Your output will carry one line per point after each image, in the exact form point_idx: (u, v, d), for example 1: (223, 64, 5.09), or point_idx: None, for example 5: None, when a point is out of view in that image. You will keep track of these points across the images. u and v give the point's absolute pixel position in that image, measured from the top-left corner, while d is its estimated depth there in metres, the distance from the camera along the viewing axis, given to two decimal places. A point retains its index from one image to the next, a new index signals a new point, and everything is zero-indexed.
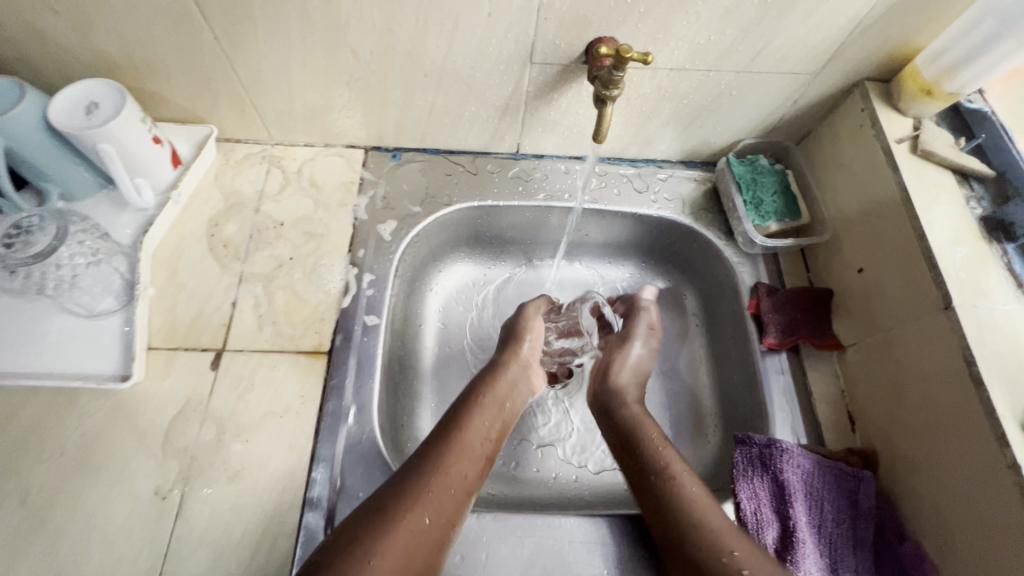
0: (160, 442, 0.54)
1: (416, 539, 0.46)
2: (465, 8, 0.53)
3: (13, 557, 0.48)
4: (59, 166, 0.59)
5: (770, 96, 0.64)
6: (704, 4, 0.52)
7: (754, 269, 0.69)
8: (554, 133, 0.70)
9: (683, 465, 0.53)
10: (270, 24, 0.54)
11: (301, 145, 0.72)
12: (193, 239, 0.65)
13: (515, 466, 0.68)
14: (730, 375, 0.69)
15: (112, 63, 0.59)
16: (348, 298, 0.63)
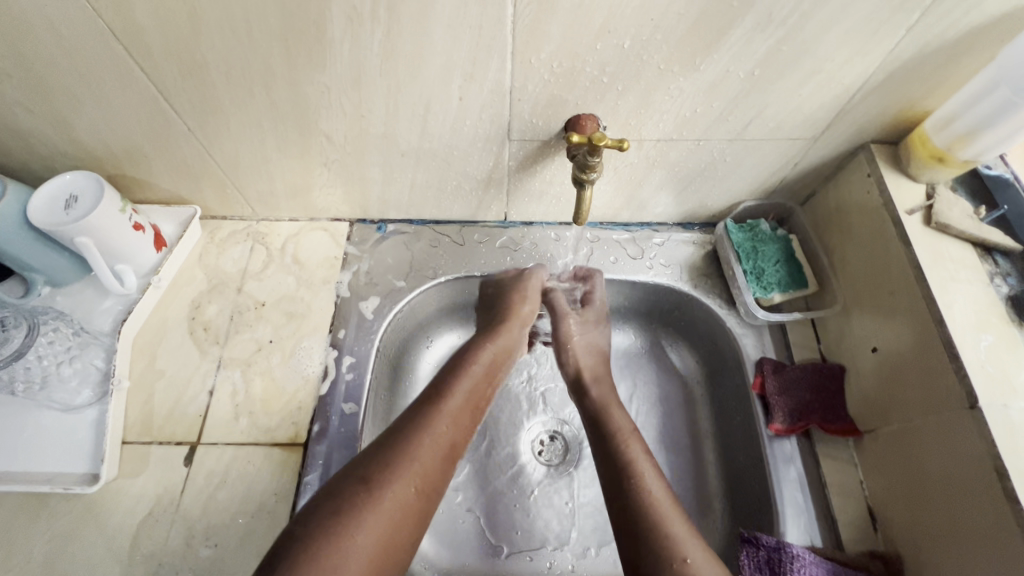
0: (128, 546, 0.52)
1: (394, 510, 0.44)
2: (434, 94, 0.51)
3: None
4: (41, 257, 0.59)
5: (768, 161, 0.60)
6: (685, 80, 0.49)
7: (759, 341, 0.64)
8: (541, 201, 0.67)
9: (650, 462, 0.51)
10: (241, 114, 0.53)
11: (286, 220, 0.71)
12: (174, 324, 0.64)
13: (506, 554, 0.65)
14: (736, 457, 0.63)
15: (93, 155, 0.59)
16: (327, 383, 0.61)
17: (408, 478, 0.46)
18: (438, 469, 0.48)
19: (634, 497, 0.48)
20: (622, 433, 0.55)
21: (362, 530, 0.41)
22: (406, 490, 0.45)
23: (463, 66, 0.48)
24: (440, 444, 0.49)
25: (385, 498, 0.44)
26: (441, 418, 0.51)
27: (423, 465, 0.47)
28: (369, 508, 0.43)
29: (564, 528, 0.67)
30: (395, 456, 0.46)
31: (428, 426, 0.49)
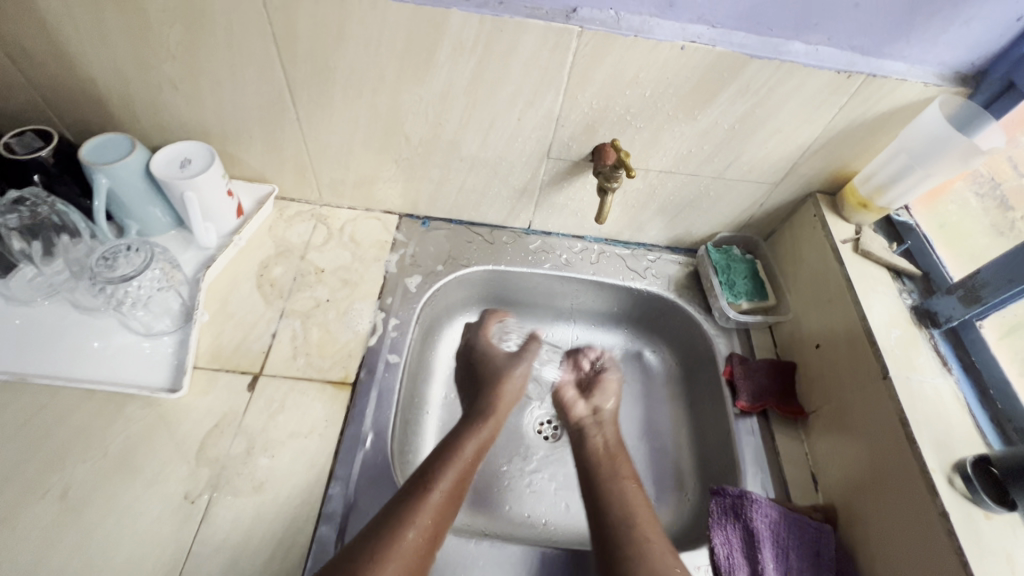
0: (195, 451, 0.60)
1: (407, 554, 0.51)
2: (500, 114, 0.67)
3: (51, 542, 0.53)
4: (145, 207, 0.71)
5: (741, 198, 0.79)
6: (685, 126, 0.67)
7: (729, 341, 0.79)
8: (561, 214, 0.83)
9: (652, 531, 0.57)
10: (345, 110, 0.68)
11: (345, 208, 0.84)
12: (245, 277, 0.75)
13: (508, 509, 0.74)
14: (708, 439, 0.77)
15: (206, 130, 0.72)
16: (374, 337, 0.72)
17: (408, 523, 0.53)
18: (441, 519, 0.55)
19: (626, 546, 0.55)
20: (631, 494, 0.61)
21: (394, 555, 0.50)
22: (408, 533, 0.52)
23: (527, 95, 0.65)
24: (451, 490, 0.58)
25: (395, 538, 0.51)
26: (449, 471, 0.59)
27: (433, 511, 0.55)
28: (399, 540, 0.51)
29: (561, 491, 0.77)
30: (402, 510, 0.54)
31: (437, 481, 0.58)
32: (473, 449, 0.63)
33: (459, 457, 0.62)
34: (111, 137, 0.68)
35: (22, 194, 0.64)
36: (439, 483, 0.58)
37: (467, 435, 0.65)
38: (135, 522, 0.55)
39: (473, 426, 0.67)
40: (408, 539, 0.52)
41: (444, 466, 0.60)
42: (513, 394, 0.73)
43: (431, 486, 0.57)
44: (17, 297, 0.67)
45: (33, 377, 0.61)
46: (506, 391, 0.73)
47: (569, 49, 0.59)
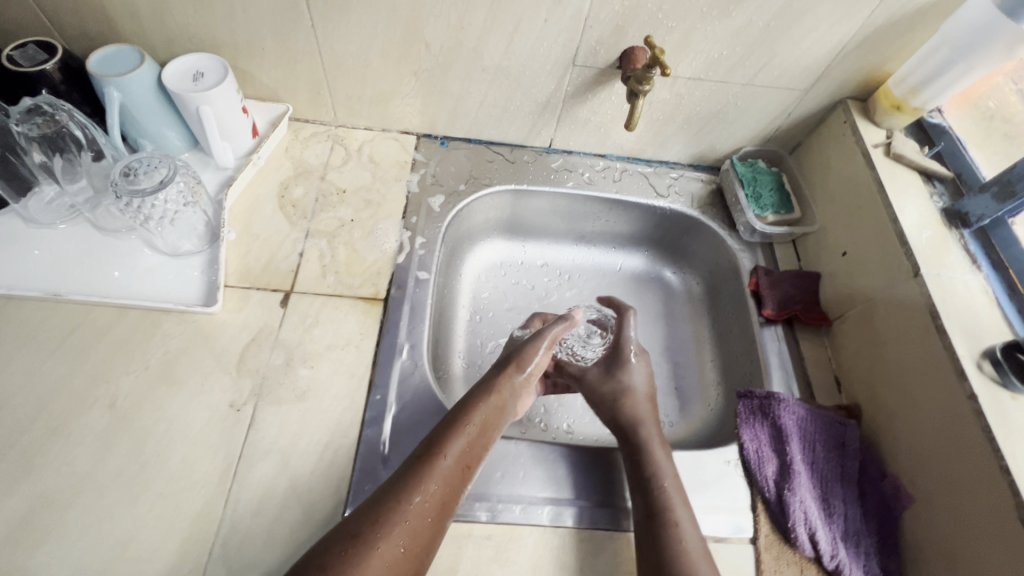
0: (236, 363, 0.60)
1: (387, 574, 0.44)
2: (526, 15, 0.64)
3: (106, 448, 0.54)
4: (160, 126, 0.69)
5: (769, 107, 0.77)
6: (719, 25, 0.65)
7: (753, 255, 0.79)
8: (584, 130, 0.81)
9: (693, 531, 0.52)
10: (363, 15, 0.65)
11: (362, 129, 0.82)
12: (267, 199, 0.73)
13: (539, 421, 0.77)
14: (732, 349, 0.78)
15: (217, 42, 0.69)
16: (402, 255, 0.71)
17: (395, 538, 0.45)
18: (431, 529, 0.48)
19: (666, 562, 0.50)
20: (678, 517, 0.53)
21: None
22: (394, 551, 0.45)
23: None
24: (429, 508, 0.48)
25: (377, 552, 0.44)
26: (437, 474, 0.50)
27: (419, 524, 0.47)
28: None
29: (588, 405, 0.80)
30: (384, 522, 0.46)
31: (424, 487, 0.49)
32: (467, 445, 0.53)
33: (428, 479, 0.49)
34: (120, 49, 0.65)
35: (38, 101, 0.60)
36: (430, 491, 0.49)
37: (447, 442, 0.52)
38: (185, 429, 0.56)
39: (454, 428, 0.54)
40: (386, 558, 0.44)
41: (434, 465, 0.50)
42: (509, 397, 0.59)
43: (421, 492, 0.48)
44: (38, 220, 0.66)
45: (67, 295, 0.61)
46: (512, 374, 0.61)
47: None
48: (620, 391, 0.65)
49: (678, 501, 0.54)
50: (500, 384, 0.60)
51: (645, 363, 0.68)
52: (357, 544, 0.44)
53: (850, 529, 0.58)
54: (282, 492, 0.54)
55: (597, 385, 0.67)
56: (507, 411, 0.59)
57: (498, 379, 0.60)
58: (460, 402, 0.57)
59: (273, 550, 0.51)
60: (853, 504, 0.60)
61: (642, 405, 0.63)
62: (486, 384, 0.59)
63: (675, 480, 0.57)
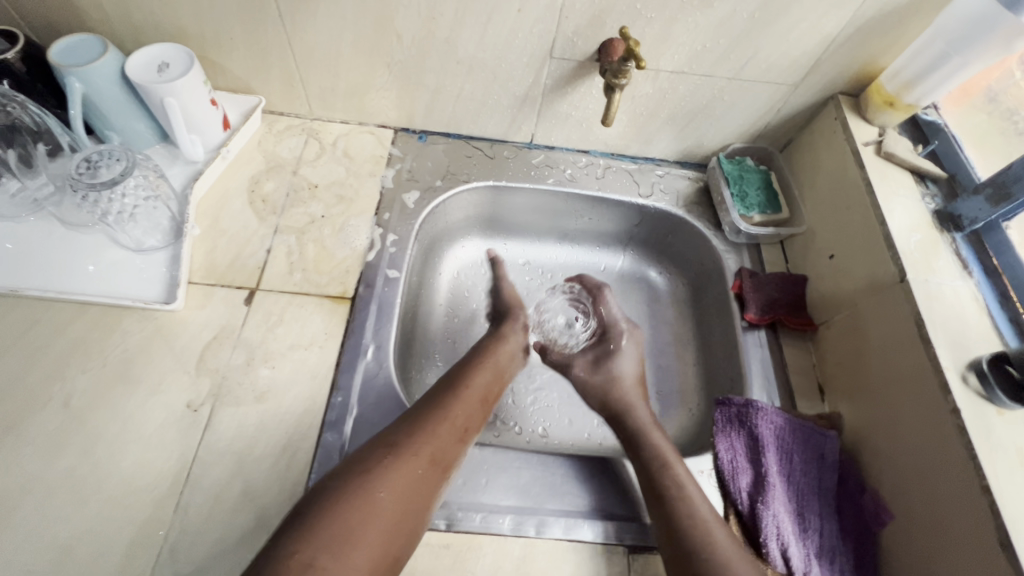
0: (195, 362, 0.59)
1: (397, 510, 0.47)
2: (498, 5, 0.62)
3: (57, 448, 0.53)
4: (125, 118, 0.68)
5: (757, 102, 0.74)
6: (700, 16, 0.62)
7: (739, 257, 0.76)
8: (565, 125, 0.79)
9: (701, 496, 0.53)
10: (330, 4, 0.62)
11: (337, 122, 0.80)
12: (236, 193, 0.72)
13: (514, 424, 0.75)
14: (714, 353, 0.76)
15: (183, 32, 0.67)
16: (372, 253, 0.69)
17: (400, 478, 0.48)
18: (434, 477, 0.51)
19: (693, 539, 0.49)
20: (685, 493, 0.53)
21: (390, 486, 0.47)
22: (401, 488, 0.48)
23: None
24: (433, 458, 0.51)
25: (384, 492, 0.47)
26: (444, 427, 0.53)
27: (423, 471, 0.50)
28: (393, 471, 0.48)
29: (565, 408, 0.78)
30: (393, 463, 0.49)
31: (433, 436, 0.52)
32: (468, 403, 0.58)
33: (457, 403, 0.57)
34: (82, 38, 0.63)
35: None
36: (438, 441, 0.52)
37: (455, 399, 0.57)
38: (139, 430, 0.55)
39: (462, 386, 0.59)
40: (392, 495, 0.47)
41: (441, 417, 0.54)
42: (512, 354, 0.68)
43: (427, 441, 0.52)
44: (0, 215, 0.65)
45: (28, 291, 0.60)
46: (513, 329, 0.71)
47: None
48: (609, 378, 0.68)
49: (688, 480, 0.55)
50: (502, 341, 0.68)
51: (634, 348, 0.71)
52: (366, 484, 0.46)
53: (824, 546, 0.55)
54: (234, 496, 0.52)
55: (586, 379, 0.69)
56: (508, 372, 0.66)
57: (504, 330, 0.70)
58: (467, 360, 0.65)
59: (221, 557, 0.49)
60: (830, 519, 0.57)
61: (636, 405, 0.64)
62: (491, 341, 0.68)
63: (681, 464, 0.57)
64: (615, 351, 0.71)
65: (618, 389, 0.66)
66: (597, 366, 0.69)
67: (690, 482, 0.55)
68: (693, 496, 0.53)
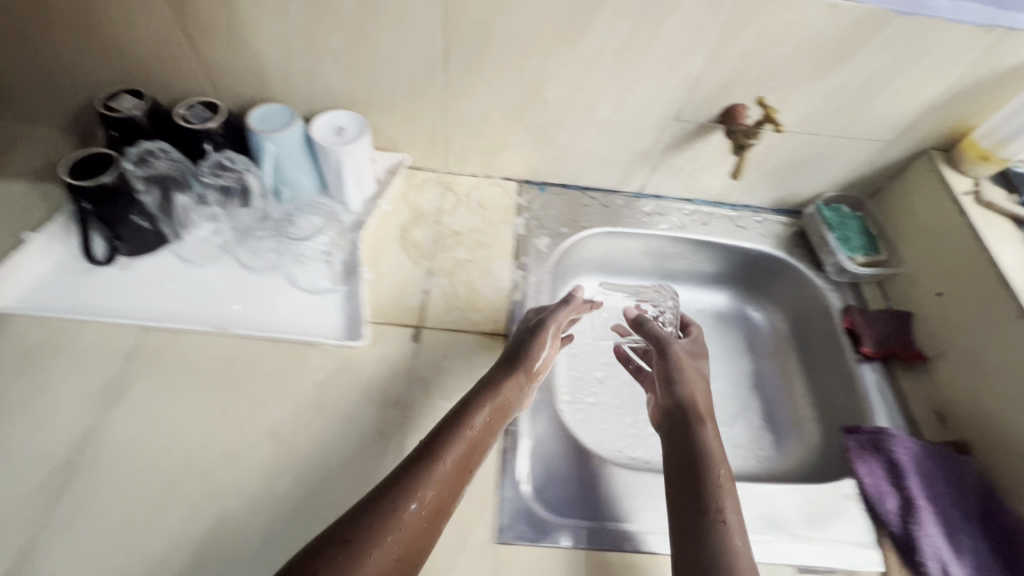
0: (379, 394, 0.65)
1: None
2: (641, 78, 0.71)
3: (272, 473, 0.58)
4: (298, 175, 0.76)
5: (854, 156, 0.82)
6: (817, 85, 0.71)
7: (843, 295, 0.83)
8: (675, 177, 0.87)
9: (737, 515, 0.51)
10: (493, 77, 0.71)
11: (467, 175, 0.88)
12: (389, 240, 0.79)
13: (641, 453, 0.81)
14: (824, 385, 0.82)
15: (354, 100, 0.76)
16: (517, 293, 0.76)
17: (390, 545, 0.44)
18: (425, 535, 0.46)
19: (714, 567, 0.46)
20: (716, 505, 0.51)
21: (378, 547, 0.43)
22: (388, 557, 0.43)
23: (672, 59, 0.68)
24: (425, 511, 0.47)
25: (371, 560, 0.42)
26: (430, 478, 0.48)
27: (410, 534, 0.45)
28: (385, 535, 0.44)
29: None
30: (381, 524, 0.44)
31: (421, 489, 0.47)
32: (458, 446, 0.51)
33: (452, 444, 0.51)
34: (272, 108, 0.72)
35: (224, 158, 0.71)
36: (430, 495, 0.47)
37: (448, 442, 0.51)
38: (339, 458, 0.60)
39: (453, 426, 0.53)
40: (376, 560, 0.42)
41: (429, 469, 0.49)
42: (516, 393, 0.59)
43: (416, 496, 0.47)
44: (193, 259, 0.73)
45: (236, 332, 0.67)
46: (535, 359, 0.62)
47: (725, 9, 0.62)
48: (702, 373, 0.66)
49: (728, 500, 0.52)
50: (507, 380, 0.59)
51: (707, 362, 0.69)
52: (349, 551, 0.42)
53: (980, 564, 0.59)
54: None
55: (681, 359, 0.66)
56: (515, 405, 0.60)
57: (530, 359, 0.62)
58: (465, 398, 0.57)
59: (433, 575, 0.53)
60: (980, 540, 0.61)
61: (699, 412, 0.60)
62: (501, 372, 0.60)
63: (727, 464, 0.56)
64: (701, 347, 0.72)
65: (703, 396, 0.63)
66: (696, 357, 0.69)
67: (730, 504, 0.52)
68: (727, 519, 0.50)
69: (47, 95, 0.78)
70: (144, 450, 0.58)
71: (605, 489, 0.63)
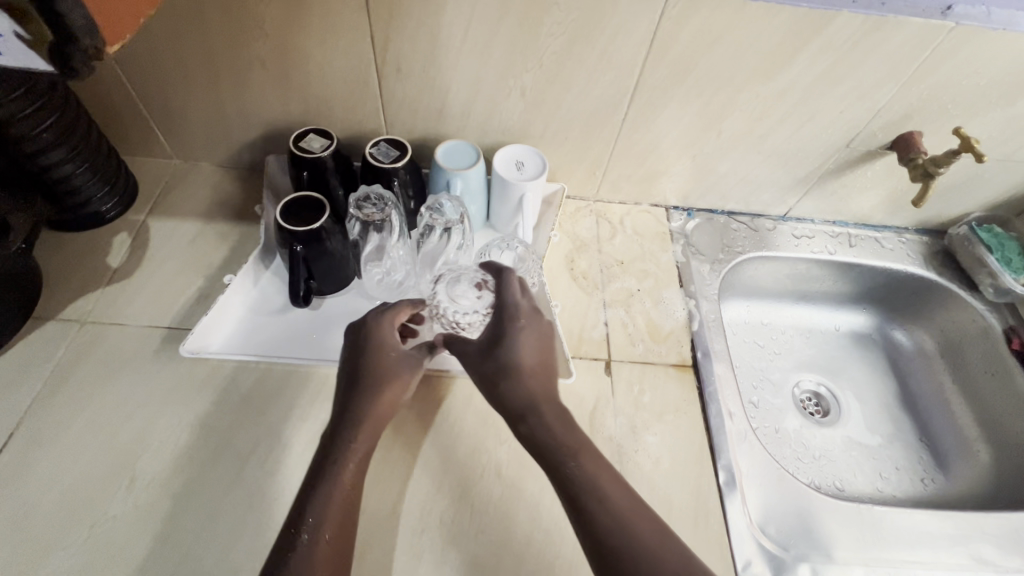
0: (589, 431, 0.65)
1: None
2: (823, 109, 0.71)
3: (509, 515, 0.58)
4: (475, 209, 0.76)
5: (1012, 178, 0.82)
6: (998, 113, 0.71)
7: (1002, 315, 0.84)
8: (825, 200, 0.88)
9: (614, 496, 0.48)
10: (674, 110, 0.72)
11: (617, 203, 0.88)
12: (559, 271, 0.79)
13: (814, 477, 0.80)
14: (990, 406, 0.82)
15: (527, 134, 0.76)
16: (694, 322, 0.76)
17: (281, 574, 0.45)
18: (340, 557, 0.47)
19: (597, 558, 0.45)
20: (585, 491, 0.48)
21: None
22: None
23: (861, 90, 0.69)
24: (325, 535, 0.47)
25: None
26: (317, 511, 0.48)
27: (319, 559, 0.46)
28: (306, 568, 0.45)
29: (851, 461, 0.83)
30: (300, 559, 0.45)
31: (324, 516, 0.48)
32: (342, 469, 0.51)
33: (320, 472, 0.51)
34: (453, 145, 0.74)
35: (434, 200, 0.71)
36: (325, 523, 0.48)
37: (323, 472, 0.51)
38: None
39: (333, 452, 0.52)
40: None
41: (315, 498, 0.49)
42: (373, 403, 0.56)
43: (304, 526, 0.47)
44: (373, 295, 0.73)
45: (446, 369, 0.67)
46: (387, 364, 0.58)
47: (932, 44, 0.63)
48: (503, 368, 0.57)
49: (603, 485, 0.49)
50: (380, 391, 0.57)
51: (533, 331, 0.60)
52: None
53: None
54: None
55: (475, 368, 0.58)
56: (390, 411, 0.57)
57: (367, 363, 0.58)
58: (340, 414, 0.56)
59: None
60: None
61: (522, 393, 0.56)
62: (370, 381, 0.57)
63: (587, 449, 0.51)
64: (510, 336, 0.59)
65: (546, 396, 0.56)
66: (491, 348, 0.59)
67: (606, 483, 0.49)
68: (603, 503, 0.48)
69: (217, 134, 0.79)
70: (379, 495, 0.58)
71: (822, 523, 0.62)
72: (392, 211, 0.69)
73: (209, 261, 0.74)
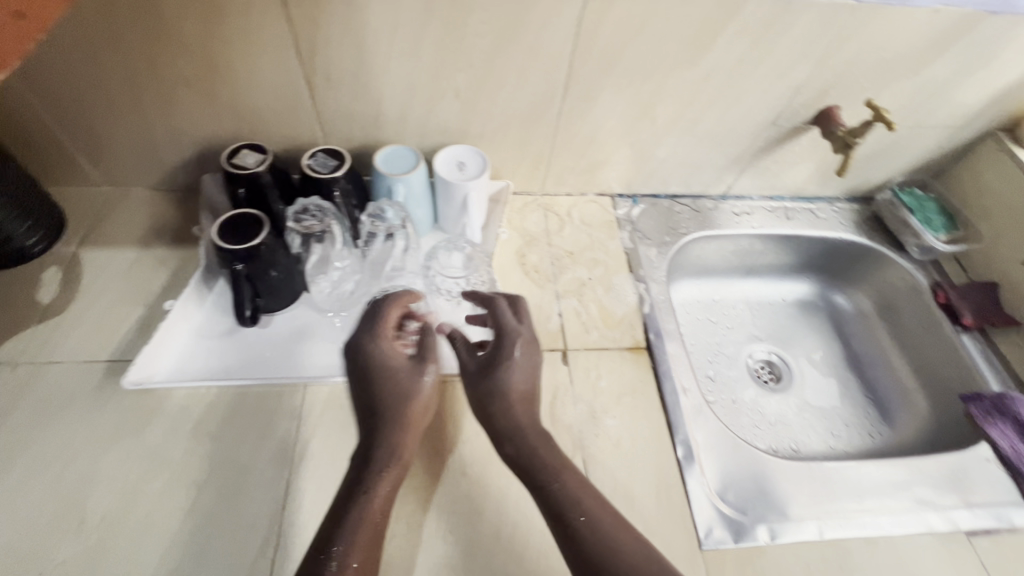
0: (551, 421, 0.66)
1: None
2: (747, 90, 0.74)
3: (476, 512, 0.58)
4: (421, 213, 0.76)
5: (926, 144, 0.88)
6: (906, 82, 0.76)
7: (927, 272, 0.90)
8: (760, 177, 0.91)
9: (598, 503, 0.50)
10: (607, 100, 0.74)
11: (564, 195, 0.90)
12: (511, 267, 0.80)
13: (770, 442, 0.83)
14: (922, 357, 0.87)
15: (466, 134, 0.77)
16: (645, 305, 0.78)
17: None
18: None
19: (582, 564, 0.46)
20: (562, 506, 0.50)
21: None
22: None
23: (779, 70, 0.72)
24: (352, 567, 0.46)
25: None
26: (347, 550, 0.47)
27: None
28: None
29: (803, 423, 0.87)
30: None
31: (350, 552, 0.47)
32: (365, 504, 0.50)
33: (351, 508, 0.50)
34: (392, 150, 0.73)
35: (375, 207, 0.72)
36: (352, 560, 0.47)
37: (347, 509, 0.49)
38: None
39: (357, 489, 0.51)
40: None
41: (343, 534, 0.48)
42: (400, 436, 0.55)
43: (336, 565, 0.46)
44: (324, 308, 0.73)
45: None
46: (405, 394, 0.57)
47: (839, 22, 0.66)
48: (496, 392, 0.58)
49: (585, 499, 0.51)
50: (402, 420, 0.56)
51: (529, 354, 0.61)
52: None
53: None
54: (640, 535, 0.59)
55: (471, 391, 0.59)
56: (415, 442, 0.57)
57: (393, 392, 0.57)
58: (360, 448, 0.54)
59: None
60: None
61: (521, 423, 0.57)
62: (394, 412, 0.56)
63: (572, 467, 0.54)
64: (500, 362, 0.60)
65: (532, 421, 0.57)
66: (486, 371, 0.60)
67: (585, 493, 0.51)
68: (586, 511, 0.50)
69: (147, 157, 0.76)
70: None
71: (776, 484, 0.65)
72: (333, 222, 0.69)
73: (149, 288, 0.71)
